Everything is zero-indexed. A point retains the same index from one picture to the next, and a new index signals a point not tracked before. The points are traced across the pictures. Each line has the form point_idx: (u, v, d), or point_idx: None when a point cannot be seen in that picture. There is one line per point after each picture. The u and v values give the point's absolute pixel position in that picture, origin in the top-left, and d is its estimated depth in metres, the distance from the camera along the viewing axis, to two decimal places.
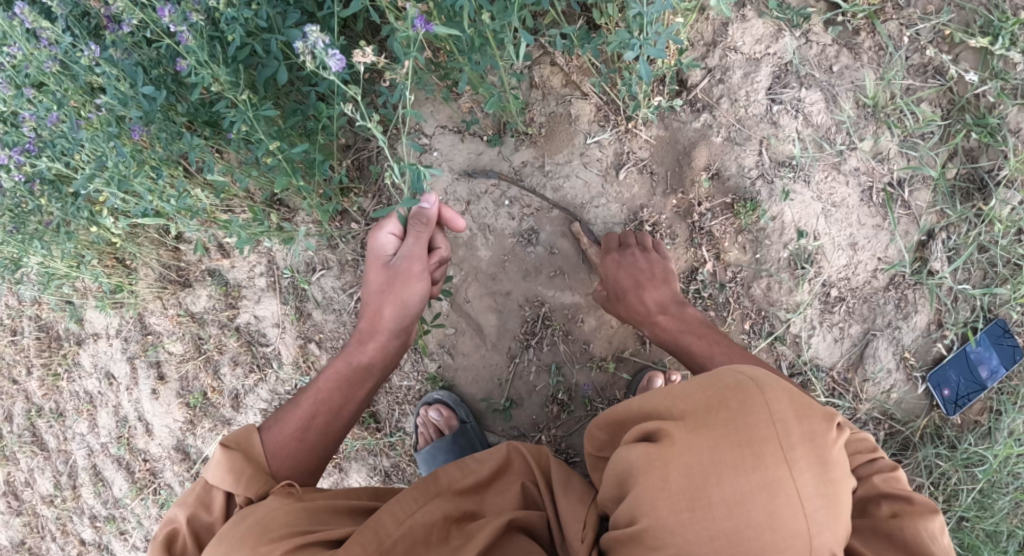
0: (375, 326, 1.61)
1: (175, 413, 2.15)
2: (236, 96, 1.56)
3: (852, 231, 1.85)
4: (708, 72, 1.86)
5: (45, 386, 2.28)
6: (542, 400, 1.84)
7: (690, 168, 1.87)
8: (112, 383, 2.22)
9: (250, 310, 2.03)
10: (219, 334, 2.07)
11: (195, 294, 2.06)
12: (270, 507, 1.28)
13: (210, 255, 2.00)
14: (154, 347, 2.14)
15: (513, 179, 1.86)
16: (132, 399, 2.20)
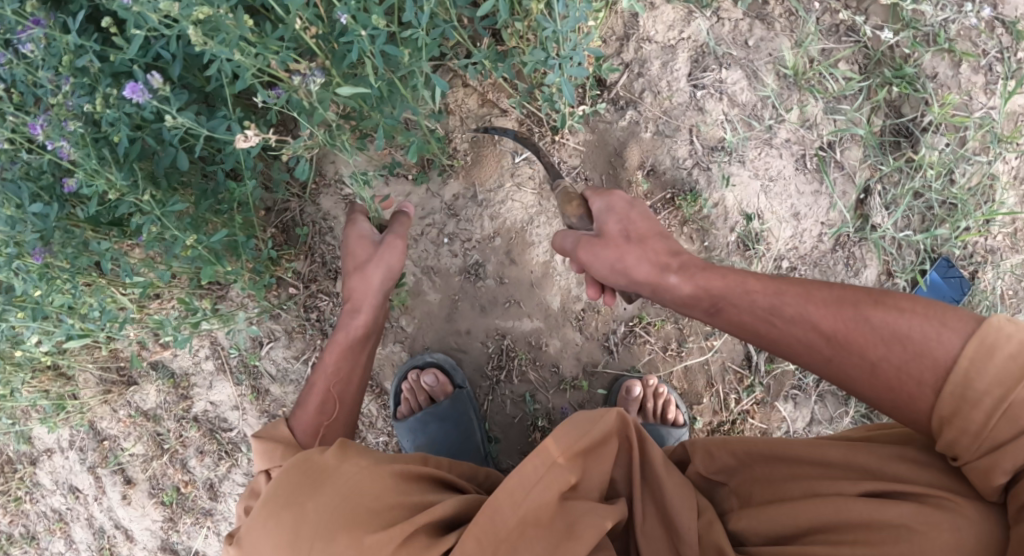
0: (363, 296, 1.50)
1: (151, 514, 2.14)
2: (139, 196, 1.52)
3: (793, 202, 1.85)
4: (626, 68, 1.84)
5: (10, 513, 2.25)
6: (522, 430, 1.82)
7: (625, 169, 1.82)
8: (79, 496, 2.19)
9: (204, 397, 2.05)
10: (178, 426, 2.07)
11: (143, 392, 2.07)
12: (358, 466, 1.16)
13: (150, 349, 2.00)
14: (113, 454, 2.13)
15: (449, 214, 1.80)
16: (103, 509, 2.18)
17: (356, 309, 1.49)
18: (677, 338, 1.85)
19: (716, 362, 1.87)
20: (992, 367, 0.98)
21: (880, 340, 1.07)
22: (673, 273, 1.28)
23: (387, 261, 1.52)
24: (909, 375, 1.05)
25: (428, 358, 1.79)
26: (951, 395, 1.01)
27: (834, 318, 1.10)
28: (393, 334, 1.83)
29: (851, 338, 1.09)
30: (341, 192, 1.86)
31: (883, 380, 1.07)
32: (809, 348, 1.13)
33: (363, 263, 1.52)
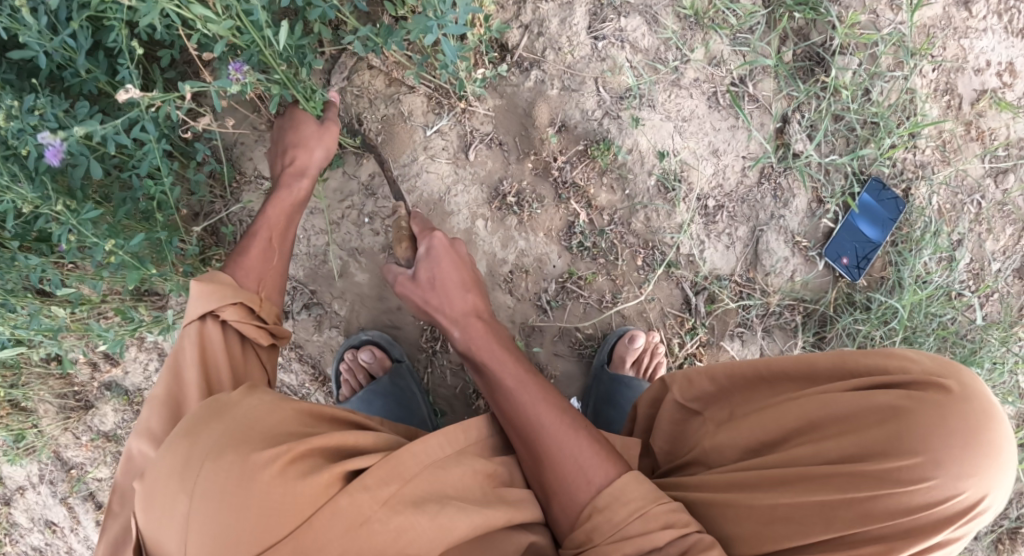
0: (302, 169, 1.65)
1: None
2: (52, 208, 1.50)
3: (710, 139, 1.84)
4: (525, 30, 1.85)
5: None
6: (466, 399, 1.82)
7: (535, 128, 1.83)
8: (56, 529, 2.23)
9: None
10: None
11: (100, 413, 2.10)
12: (256, 403, 1.18)
13: (101, 368, 2.05)
14: (82, 480, 2.17)
15: (367, 194, 1.81)
16: (81, 538, 2.23)
17: (299, 174, 1.65)
18: (611, 290, 1.84)
19: (655, 309, 1.86)
20: (633, 494, 1.19)
21: (572, 444, 1.25)
22: (460, 327, 1.43)
23: (324, 144, 1.67)
24: (560, 448, 1.24)
25: (364, 336, 1.79)
26: (597, 503, 1.20)
27: (555, 420, 1.28)
28: (328, 319, 1.84)
29: (536, 443, 1.26)
30: (262, 186, 1.86)
31: (555, 468, 1.23)
32: (526, 423, 1.28)
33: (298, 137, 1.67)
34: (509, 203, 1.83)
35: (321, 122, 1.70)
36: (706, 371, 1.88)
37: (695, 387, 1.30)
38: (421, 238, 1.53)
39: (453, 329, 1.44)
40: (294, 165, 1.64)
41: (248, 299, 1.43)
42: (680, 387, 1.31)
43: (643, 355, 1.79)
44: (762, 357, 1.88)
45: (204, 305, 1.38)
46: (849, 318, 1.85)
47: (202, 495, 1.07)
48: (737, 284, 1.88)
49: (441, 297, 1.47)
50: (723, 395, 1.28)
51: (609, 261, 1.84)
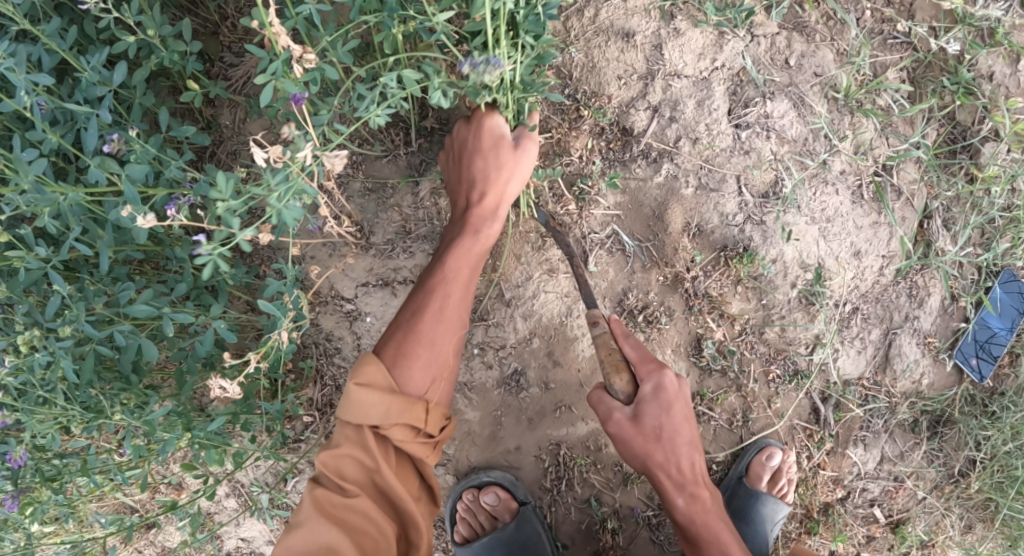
0: (495, 208, 1.40)
1: None
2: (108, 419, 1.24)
3: (852, 240, 1.64)
4: (655, 112, 1.55)
5: None
6: (590, 533, 1.66)
7: (668, 234, 1.58)
8: None
9: (233, 535, 1.91)
10: None
11: (165, 532, 1.97)
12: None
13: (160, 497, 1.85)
14: None
15: (475, 320, 1.54)
16: None
17: (490, 214, 1.40)
18: (742, 409, 1.69)
19: (784, 425, 1.72)
20: (706, 499, 1.38)
21: (684, 446, 1.36)
22: (606, 327, 1.35)
23: (516, 174, 1.40)
24: (694, 489, 1.37)
25: (486, 477, 1.59)
26: (687, 508, 1.37)
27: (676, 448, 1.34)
28: (432, 458, 1.63)
29: (646, 452, 1.34)
30: (342, 308, 1.57)
31: (665, 480, 1.37)
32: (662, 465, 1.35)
33: (491, 171, 1.40)
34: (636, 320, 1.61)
35: (516, 144, 1.40)
36: (829, 479, 1.78)
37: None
38: (644, 370, 1.33)
39: (617, 335, 1.35)
40: (486, 207, 1.40)
41: (411, 418, 1.26)
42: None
43: (778, 475, 1.66)
44: (883, 460, 1.80)
45: (366, 413, 1.24)
46: (972, 421, 1.77)
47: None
48: (864, 387, 1.75)
49: (666, 448, 1.35)
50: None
51: (740, 378, 1.67)
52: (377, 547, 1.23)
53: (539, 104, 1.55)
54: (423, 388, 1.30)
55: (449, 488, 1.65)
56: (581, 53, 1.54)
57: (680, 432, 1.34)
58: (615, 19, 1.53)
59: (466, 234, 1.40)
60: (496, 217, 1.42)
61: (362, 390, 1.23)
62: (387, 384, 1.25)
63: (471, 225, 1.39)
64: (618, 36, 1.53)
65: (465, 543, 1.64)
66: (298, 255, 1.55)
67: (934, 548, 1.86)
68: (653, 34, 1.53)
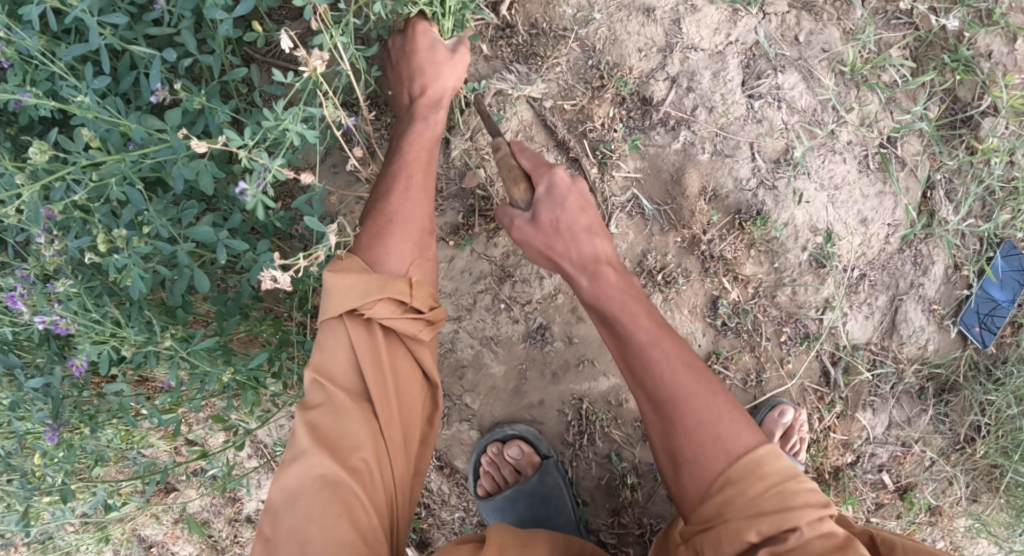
0: (435, 98, 1.44)
1: None
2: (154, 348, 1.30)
3: (859, 208, 1.73)
4: (673, 83, 1.65)
5: None
6: (610, 488, 1.72)
7: (685, 197, 1.67)
8: None
9: (256, 497, 1.96)
10: (230, 525, 2.03)
11: (187, 494, 2.02)
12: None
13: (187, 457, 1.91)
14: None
15: (502, 276, 1.61)
16: None
17: (435, 104, 1.44)
18: (755, 369, 1.75)
19: (795, 386, 1.78)
20: (771, 469, 1.18)
21: (710, 409, 1.21)
22: (587, 274, 1.32)
23: (455, 72, 1.45)
24: (706, 423, 1.20)
25: (510, 431, 1.64)
26: (732, 476, 1.18)
27: (669, 366, 1.23)
28: (457, 412, 1.69)
29: (672, 418, 1.23)
30: None
31: (677, 421, 1.21)
32: (657, 388, 1.23)
33: (429, 68, 1.43)
34: (656, 280, 1.70)
35: (450, 50, 1.44)
36: (838, 442, 1.84)
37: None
38: (586, 263, 1.33)
39: (579, 276, 1.33)
40: (427, 96, 1.43)
41: (395, 291, 1.27)
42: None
43: (790, 432, 1.72)
44: (891, 425, 1.86)
45: (347, 294, 1.25)
46: (977, 387, 1.83)
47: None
48: (872, 352, 1.82)
49: (621, 306, 1.30)
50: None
51: (753, 339, 1.74)
52: (361, 464, 1.22)
53: (564, 74, 1.65)
54: (405, 265, 1.32)
55: (472, 443, 1.71)
56: (604, 26, 1.64)
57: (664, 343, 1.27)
58: None
59: (414, 122, 1.43)
60: (439, 105, 1.45)
61: (338, 277, 1.26)
62: (360, 265, 1.29)
63: (414, 118, 1.42)
64: (639, 11, 1.63)
65: (487, 495, 1.69)
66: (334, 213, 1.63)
67: (940, 514, 1.91)
68: (672, 9, 1.63)
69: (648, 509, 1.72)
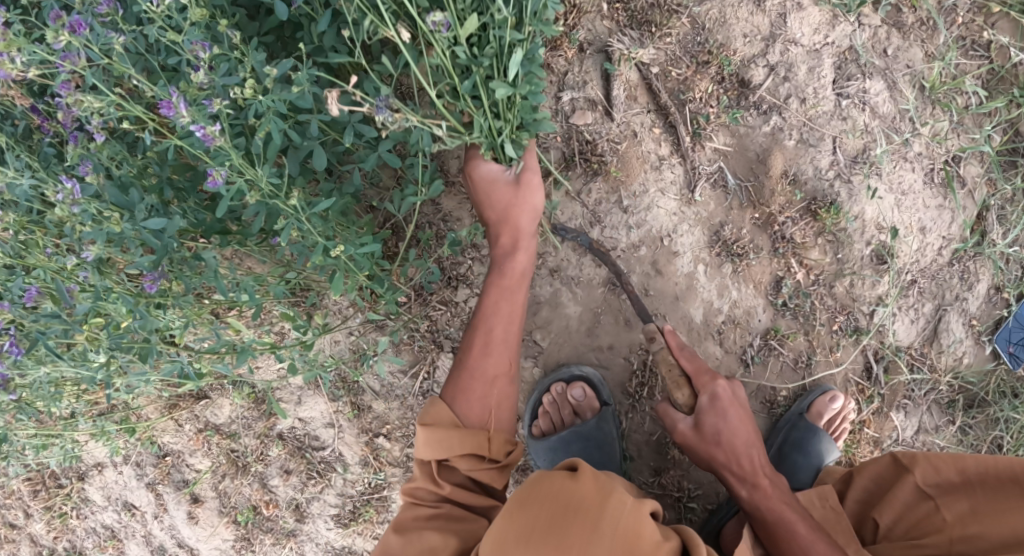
0: (511, 237, 1.55)
1: (222, 532, 2.11)
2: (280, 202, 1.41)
3: (920, 216, 1.82)
4: (771, 71, 1.76)
5: (54, 527, 2.25)
6: (658, 447, 1.76)
7: (768, 177, 1.77)
8: (134, 513, 2.18)
9: (293, 413, 1.92)
10: (260, 442, 1.99)
11: (217, 405, 1.99)
12: (625, 510, 1.08)
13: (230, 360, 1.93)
14: (176, 466, 2.11)
15: (593, 221, 1.71)
16: (164, 527, 2.16)
17: (510, 249, 1.56)
18: (806, 352, 1.84)
19: (840, 374, 1.87)
20: (805, 530, 1.34)
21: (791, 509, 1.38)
22: (649, 344, 1.55)
23: (528, 199, 1.54)
24: (795, 539, 1.33)
25: (576, 371, 1.70)
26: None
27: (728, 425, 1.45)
28: (524, 348, 1.73)
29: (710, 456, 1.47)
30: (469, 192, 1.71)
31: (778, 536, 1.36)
32: (767, 511, 1.39)
33: (505, 204, 1.56)
34: (730, 251, 1.77)
35: (518, 181, 1.53)
36: (869, 438, 1.92)
37: (939, 476, 1.43)
38: (700, 382, 1.49)
39: (679, 394, 1.51)
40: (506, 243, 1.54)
41: (475, 447, 1.39)
42: (924, 471, 1.43)
43: (838, 418, 1.80)
44: (920, 430, 1.94)
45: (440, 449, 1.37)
46: (1005, 404, 1.93)
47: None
48: (911, 356, 1.90)
49: (708, 392, 1.47)
50: (967, 487, 1.39)
51: (808, 324, 1.83)
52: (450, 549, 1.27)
53: (673, 45, 1.74)
54: (483, 416, 1.43)
55: (533, 382, 1.75)
56: (716, 8, 1.75)
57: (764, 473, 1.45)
58: None
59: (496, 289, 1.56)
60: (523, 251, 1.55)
61: (428, 431, 1.38)
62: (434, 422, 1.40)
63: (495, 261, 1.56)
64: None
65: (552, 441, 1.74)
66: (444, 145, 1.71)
67: None
68: (780, 4, 1.75)
69: (688, 474, 1.76)
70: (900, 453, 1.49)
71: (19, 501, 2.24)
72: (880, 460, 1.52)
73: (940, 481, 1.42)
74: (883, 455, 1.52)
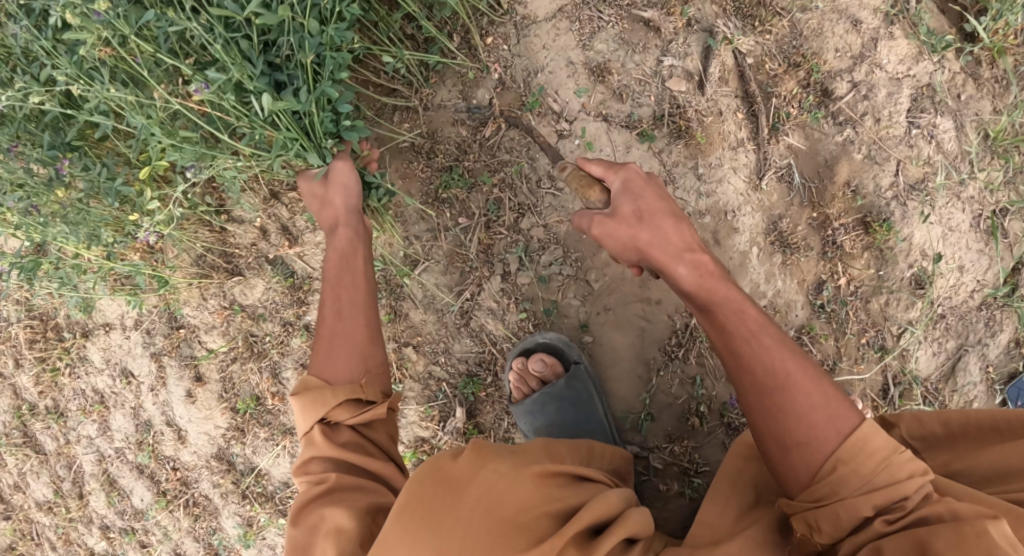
0: (334, 217, 1.66)
1: (216, 419, 2.09)
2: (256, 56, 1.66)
3: (960, 254, 1.90)
4: (854, 87, 1.86)
5: (42, 383, 2.23)
6: (680, 412, 1.79)
7: (832, 183, 1.86)
8: (130, 382, 2.16)
9: None
10: (282, 332, 1.98)
11: (249, 285, 1.99)
12: (497, 474, 1.19)
13: (276, 243, 1.95)
14: (186, 341, 2.08)
15: (666, 179, 1.79)
16: (158, 402, 2.15)
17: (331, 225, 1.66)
18: (832, 357, 1.90)
19: (858, 387, 1.92)
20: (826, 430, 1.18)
21: (764, 348, 1.24)
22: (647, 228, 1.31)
23: (344, 197, 1.65)
24: (824, 442, 1.18)
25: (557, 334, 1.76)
26: (843, 455, 1.16)
27: (737, 320, 1.27)
28: (574, 287, 1.78)
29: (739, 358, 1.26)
30: (558, 125, 1.79)
31: (791, 423, 1.20)
32: (767, 376, 1.22)
33: (333, 196, 1.66)
34: (782, 242, 1.85)
35: (325, 182, 1.66)
36: None
37: (924, 429, 1.43)
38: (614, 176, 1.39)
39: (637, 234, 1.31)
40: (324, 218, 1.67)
41: (349, 394, 1.42)
42: (909, 425, 1.45)
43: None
44: None
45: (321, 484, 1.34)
46: None
47: (489, 469, 1.20)
48: (926, 388, 1.94)
49: (650, 228, 1.31)
50: (951, 439, 1.41)
51: (839, 330, 1.89)
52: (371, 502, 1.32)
53: (771, 42, 1.85)
54: (355, 373, 1.45)
55: (576, 321, 1.79)
56: (816, 18, 1.86)
57: (660, 217, 1.32)
58: (850, 6, 1.86)
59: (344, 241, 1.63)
60: (337, 220, 1.65)
61: (299, 399, 1.42)
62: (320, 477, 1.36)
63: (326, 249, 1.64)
64: (848, 19, 1.86)
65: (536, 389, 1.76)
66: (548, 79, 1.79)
67: None
68: (875, 29, 1.86)
69: (703, 447, 1.79)
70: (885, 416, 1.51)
71: (15, 345, 2.21)
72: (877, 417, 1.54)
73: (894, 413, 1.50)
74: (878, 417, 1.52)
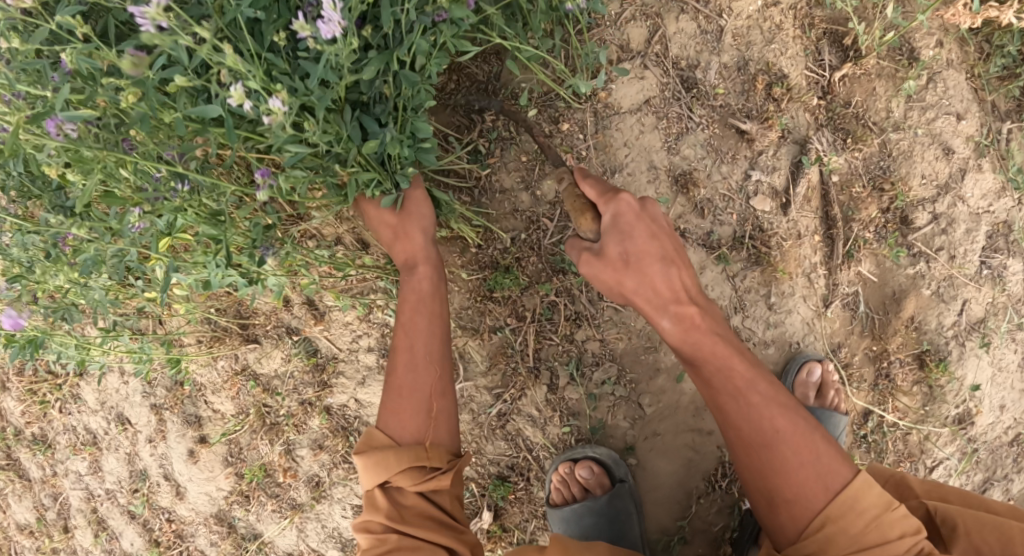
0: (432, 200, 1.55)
1: (219, 481, 1.92)
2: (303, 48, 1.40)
3: (1004, 394, 1.86)
4: (934, 219, 1.77)
5: (29, 413, 2.02)
6: (712, 539, 1.73)
7: (897, 316, 1.79)
8: (125, 429, 1.97)
9: (351, 392, 1.82)
10: (299, 407, 1.84)
11: (267, 354, 1.83)
12: None
13: (303, 318, 1.79)
14: (192, 399, 1.91)
15: (736, 307, 1.71)
16: (155, 454, 1.96)
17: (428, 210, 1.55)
18: None
19: None
20: (869, 503, 1.13)
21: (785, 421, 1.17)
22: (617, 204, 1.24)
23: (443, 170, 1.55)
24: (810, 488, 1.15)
25: (590, 452, 1.68)
26: (835, 512, 1.12)
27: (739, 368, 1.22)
28: (624, 406, 1.70)
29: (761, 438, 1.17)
30: None
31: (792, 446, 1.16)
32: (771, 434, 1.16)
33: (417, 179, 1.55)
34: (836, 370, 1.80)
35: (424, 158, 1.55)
36: None
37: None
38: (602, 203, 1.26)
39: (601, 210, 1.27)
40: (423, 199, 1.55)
41: (427, 381, 1.38)
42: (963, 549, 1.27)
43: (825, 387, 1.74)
44: None
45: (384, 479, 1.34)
46: None
47: None
48: None
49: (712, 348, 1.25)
50: None
51: (877, 459, 1.85)
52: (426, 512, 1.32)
53: (859, 160, 1.75)
54: (432, 360, 1.41)
55: (623, 441, 1.71)
56: (908, 140, 1.75)
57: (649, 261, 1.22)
58: (944, 131, 1.75)
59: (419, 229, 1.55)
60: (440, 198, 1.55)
61: (375, 384, 1.38)
62: (387, 468, 1.34)
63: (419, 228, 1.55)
64: (940, 145, 1.75)
65: (577, 499, 1.67)
66: (624, 186, 1.68)
67: None
68: (964, 159, 1.76)
69: None
70: (938, 516, 1.32)
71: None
72: (913, 508, 1.38)
73: (945, 516, 1.32)
74: (915, 506, 1.37)
